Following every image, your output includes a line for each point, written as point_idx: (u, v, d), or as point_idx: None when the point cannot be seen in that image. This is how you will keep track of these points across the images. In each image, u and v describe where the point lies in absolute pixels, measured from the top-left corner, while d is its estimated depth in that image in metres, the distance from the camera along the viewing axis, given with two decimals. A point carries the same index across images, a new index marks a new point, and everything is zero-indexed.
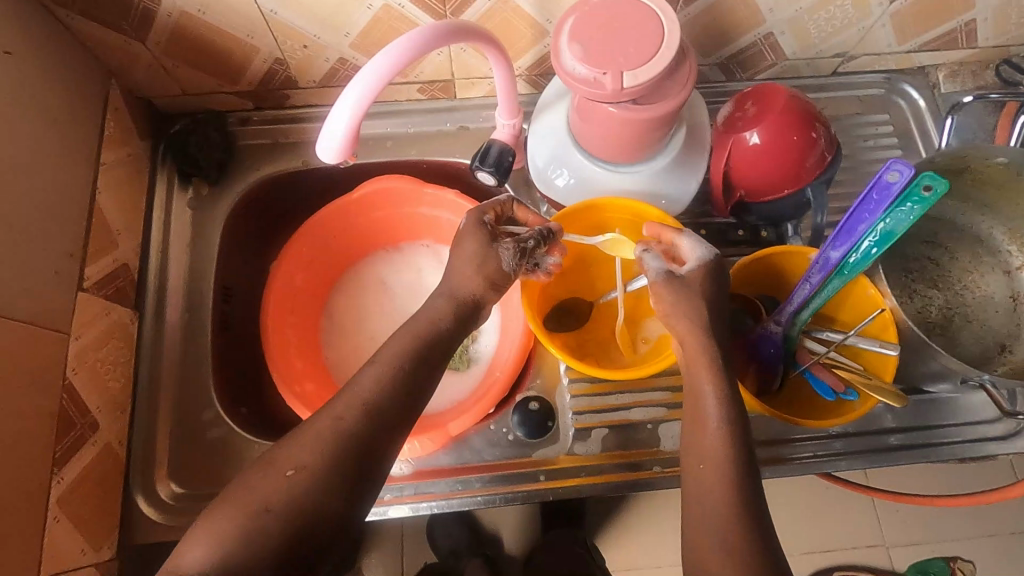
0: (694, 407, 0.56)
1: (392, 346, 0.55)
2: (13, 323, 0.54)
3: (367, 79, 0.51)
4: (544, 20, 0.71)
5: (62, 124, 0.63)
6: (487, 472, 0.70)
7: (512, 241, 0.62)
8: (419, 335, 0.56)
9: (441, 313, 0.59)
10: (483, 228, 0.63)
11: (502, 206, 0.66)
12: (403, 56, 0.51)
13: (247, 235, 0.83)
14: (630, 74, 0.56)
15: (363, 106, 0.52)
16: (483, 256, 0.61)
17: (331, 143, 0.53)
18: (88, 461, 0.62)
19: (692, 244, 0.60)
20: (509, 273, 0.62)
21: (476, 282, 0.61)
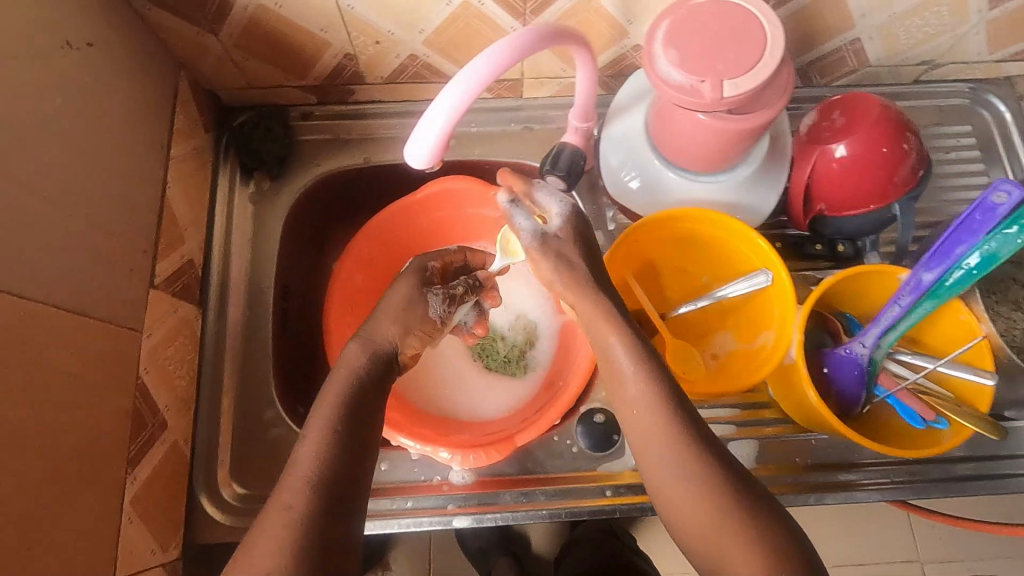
0: (621, 394, 0.55)
1: (334, 386, 0.52)
2: (95, 322, 0.53)
3: (465, 84, 0.48)
4: (625, 20, 0.68)
5: (139, 116, 0.62)
6: (550, 485, 0.69)
7: (443, 290, 0.65)
8: (352, 377, 0.53)
9: (356, 360, 0.55)
10: (424, 272, 0.66)
11: (449, 256, 0.70)
12: (499, 64, 0.49)
13: (306, 232, 0.82)
14: (730, 83, 0.54)
15: (456, 114, 0.50)
16: (412, 300, 0.62)
17: (422, 148, 0.51)
18: (157, 460, 0.61)
19: (549, 196, 0.61)
20: (436, 320, 0.64)
21: (395, 330, 0.59)
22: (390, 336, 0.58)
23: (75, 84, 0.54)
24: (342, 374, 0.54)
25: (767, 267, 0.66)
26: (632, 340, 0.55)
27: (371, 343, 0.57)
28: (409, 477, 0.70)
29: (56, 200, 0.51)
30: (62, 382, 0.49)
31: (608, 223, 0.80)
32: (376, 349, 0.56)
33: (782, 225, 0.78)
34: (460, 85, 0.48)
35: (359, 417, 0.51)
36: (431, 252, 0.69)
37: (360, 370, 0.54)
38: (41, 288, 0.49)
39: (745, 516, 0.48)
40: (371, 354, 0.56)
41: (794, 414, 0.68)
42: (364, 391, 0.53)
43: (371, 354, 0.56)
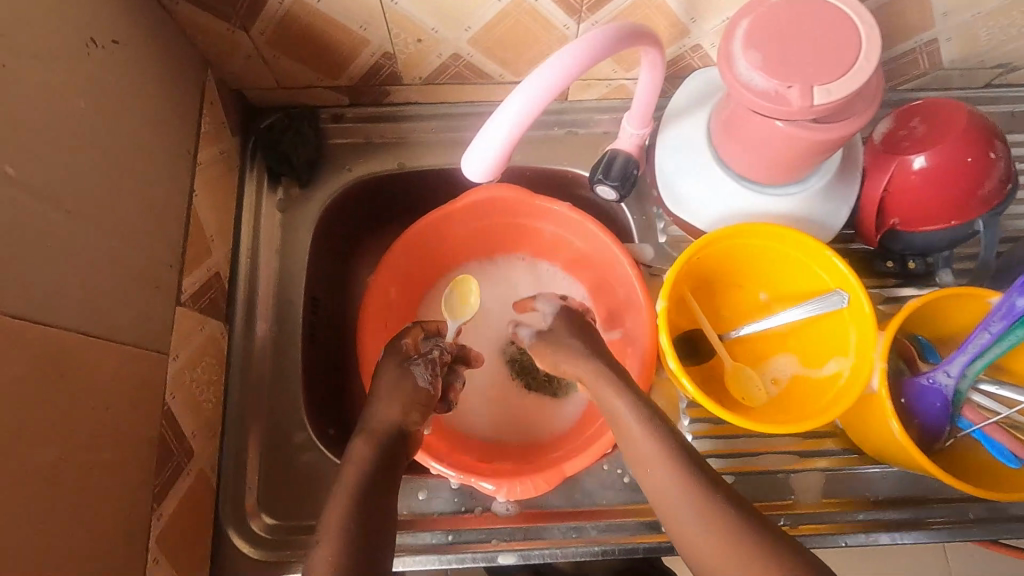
0: (632, 449, 0.54)
1: (348, 473, 0.51)
2: (120, 346, 0.49)
3: (535, 91, 0.44)
4: (688, 18, 0.63)
5: (165, 119, 0.57)
6: (601, 519, 0.64)
7: (424, 358, 0.59)
8: (364, 465, 0.51)
9: (364, 456, 0.52)
10: (400, 351, 0.60)
11: (416, 330, 0.63)
12: (573, 70, 0.45)
13: (337, 240, 0.77)
14: (821, 90, 0.49)
15: (522, 126, 0.46)
16: (398, 380, 0.56)
17: (483, 161, 0.47)
18: (183, 493, 0.57)
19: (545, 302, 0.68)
20: (431, 393, 0.57)
21: (395, 412, 0.55)
22: (393, 416, 0.55)
23: (99, 85, 0.49)
24: (353, 465, 0.51)
25: (842, 287, 0.60)
26: (631, 400, 0.55)
27: (373, 432, 0.54)
28: (449, 508, 0.66)
29: (81, 213, 0.46)
30: (85, 416, 0.45)
31: (659, 235, 0.74)
32: (379, 438, 0.54)
33: (848, 239, 0.73)
34: (528, 95, 0.44)
35: (366, 494, 0.49)
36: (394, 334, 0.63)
37: (369, 462, 0.52)
38: (64, 312, 0.44)
39: (777, 569, 0.44)
40: (377, 446, 0.53)
41: (866, 445, 0.63)
42: (371, 480, 0.50)
43: (376, 446, 0.53)
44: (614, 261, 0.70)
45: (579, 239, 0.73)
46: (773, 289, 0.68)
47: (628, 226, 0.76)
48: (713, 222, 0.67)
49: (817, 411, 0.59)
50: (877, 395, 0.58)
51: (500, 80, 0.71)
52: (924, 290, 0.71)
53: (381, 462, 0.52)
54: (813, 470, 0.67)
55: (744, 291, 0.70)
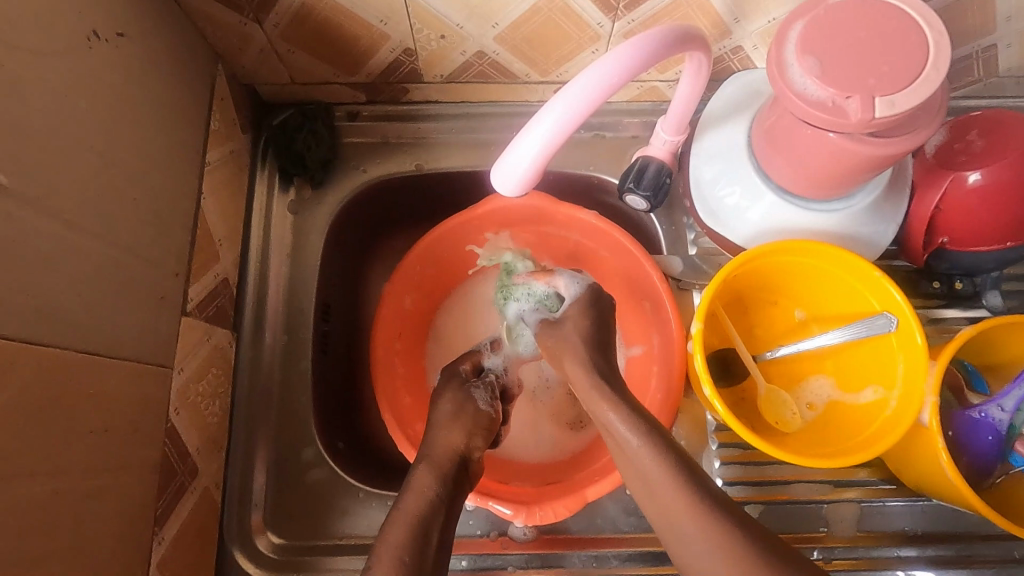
0: (641, 477, 0.47)
1: (408, 502, 0.48)
2: (122, 363, 0.46)
3: (579, 96, 0.42)
4: (731, 19, 0.59)
5: (173, 117, 0.53)
6: (623, 548, 0.62)
7: (484, 382, 0.63)
8: (427, 497, 0.49)
9: (428, 484, 0.50)
10: (460, 376, 0.63)
11: (475, 354, 0.66)
12: (626, 72, 0.42)
13: (350, 244, 0.73)
14: (884, 101, 0.45)
15: (559, 139, 0.43)
16: (462, 405, 0.59)
17: (519, 171, 0.45)
18: (187, 513, 0.54)
19: (568, 280, 0.65)
20: (491, 413, 0.60)
21: (459, 437, 0.56)
22: (454, 444, 0.55)
23: (102, 83, 0.46)
24: (416, 495, 0.49)
25: (892, 310, 0.56)
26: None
27: (436, 461, 0.53)
28: (464, 531, 0.63)
29: (80, 222, 0.43)
30: (83, 441, 0.42)
31: (690, 247, 0.70)
32: (444, 469, 0.52)
33: (890, 255, 0.68)
34: (568, 104, 0.42)
35: (427, 522, 0.47)
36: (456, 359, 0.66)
37: (434, 491, 0.50)
38: (62, 330, 0.41)
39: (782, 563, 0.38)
40: (442, 476, 0.52)
41: (906, 475, 0.60)
42: (435, 514, 0.48)
43: (441, 476, 0.52)
44: (644, 274, 0.66)
45: (606, 249, 0.69)
46: (812, 307, 0.64)
47: (657, 236, 0.72)
48: (749, 236, 0.63)
49: (862, 443, 0.56)
50: (929, 428, 0.54)
51: (526, 80, 0.67)
52: (967, 312, 0.67)
53: (447, 499, 0.50)
54: (847, 500, 0.63)
55: (781, 308, 0.66)
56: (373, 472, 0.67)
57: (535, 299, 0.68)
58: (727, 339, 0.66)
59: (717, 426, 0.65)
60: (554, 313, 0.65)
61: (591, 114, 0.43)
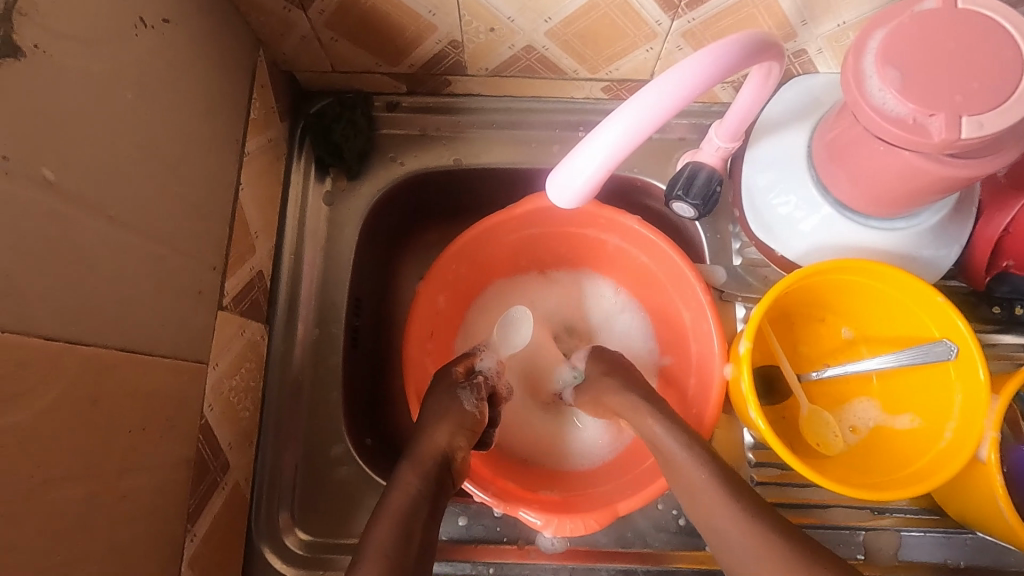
0: (686, 490, 0.50)
1: (395, 502, 0.50)
2: (159, 360, 0.45)
3: (642, 112, 0.41)
4: (799, 21, 0.55)
5: (215, 106, 0.52)
6: (653, 563, 0.61)
7: (471, 384, 0.61)
8: (410, 496, 0.50)
9: (411, 485, 0.51)
10: (448, 376, 0.61)
11: (469, 357, 0.65)
12: (692, 90, 0.41)
13: (381, 238, 0.72)
14: (971, 122, 0.42)
15: (621, 152, 0.43)
16: (446, 405, 0.58)
17: (578, 184, 0.44)
18: (219, 508, 0.54)
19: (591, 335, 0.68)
20: (473, 414, 0.59)
21: (443, 436, 0.55)
22: (437, 445, 0.55)
23: (148, 72, 0.44)
24: (402, 492, 0.51)
25: (953, 338, 0.54)
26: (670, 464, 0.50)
27: (420, 460, 0.53)
28: (490, 538, 0.62)
29: (123, 218, 0.42)
30: (120, 439, 0.41)
31: (734, 256, 0.68)
32: (426, 467, 0.53)
33: (947, 275, 0.65)
34: (632, 117, 0.41)
35: (411, 519, 0.49)
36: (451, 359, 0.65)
37: (417, 488, 0.51)
38: (103, 327, 0.40)
39: None
40: (426, 473, 0.53)
41: (954, 508, 0.58)
42: (419, 513, 0.49)
43: (424, 474, 0.52)
44: (686, 286, 0.64)
45: (647, 257, 0.67)
46: (861, 326, 0.62)
47: (700, 244, 0.70)
48: (802, 252, 0.60)
49: (912, 477, 0.54)
50: (986, 463, 0.52)
51: (573, 76, 0.65)
52: None
53: (429, 497, 0.51)
54: (887, 528, 0.61)
55: (828, 325, 0.63)
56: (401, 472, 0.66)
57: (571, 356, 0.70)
58: (771, 355, 0.64)
59: (754, 444, 0.63)
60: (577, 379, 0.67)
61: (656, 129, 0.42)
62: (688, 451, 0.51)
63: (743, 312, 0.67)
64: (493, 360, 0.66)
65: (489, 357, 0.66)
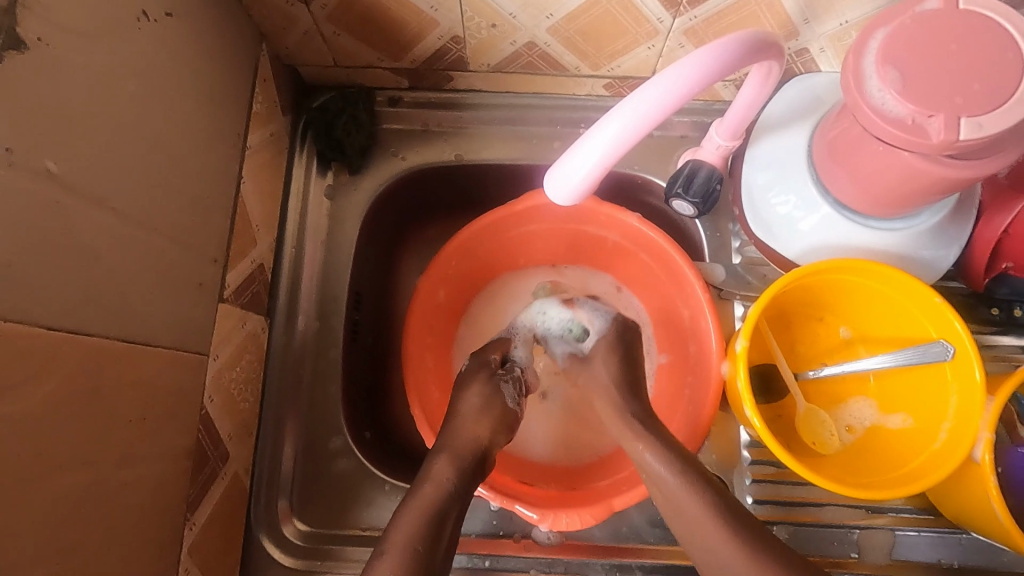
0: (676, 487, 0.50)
1: (426, 490, 0.51)
2: (160, 351, 0.45)
3: (641, 111, 0.41)
4: (801, 19, 0.55)
5: (217, 100, 0.52)
6: (648, 559, 0.61)
7: (511, 376, 0.63)
8: (444, 488, 0.51)
9: (445, 474, 0.52)
10: (487, 367, 0.62)
11: (505, 343, 0.66)
12: (690, 89, 0.41)
13: (382, 233, 0.72)
14: (970, 123, 0.42)
15: (621, 149, 0.43)
16: (491, 401, 0.59)
17: (576, 179, 0.45)
18: (219, 498, 0.55)
19: (592, 312, 0.67)
20: (516, 411, 0.61)
21: (482, 431, 0.57)
22: (477, 438, 0.56)
23: (150, 65, 0.44)
24: (436, 483, 0.51)
25: (949, 339, 0.54)
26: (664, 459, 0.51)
27: (456, 451, 0.54)
28: (487, 531, 0.63)
29: (125, 211, 0.42)
30: (121, 429, 0.42)
31: (734, 255, 0.68)
32: (463, 458, 0.54)
33: (946, 276, 0.64)
34: (633, 112, 0.41)
35: (443, 512, 0.50)
36: (486, 344, 0.66)
37: (452, 481, 0.52)
38: (104, 318, 0.40)
39: None
40: (460, 466, 0.53)
41: (948, 508, 0.58)
42: (451, 505, 0.51)
43: (458, 467, 0.53)
44: (685, 283, 0.64)
45: (646, 254, 0.67)
46: (859, 327, 0.62)
47: (700, 242, 0.70)
48: (802, 252, 0.60)
49: (906, 477, 0.54)
50: (980, 464, 0.52)
51: (576, 73, 0.65)
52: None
53: (460, 491, 0.52)
54: (881, 527, 0.61)
55: (826, 324, 0.63)
56: (399, 463, 0.67)
57: (560, 322, 0.68)
58: (769, 354, 0.64)
59: (750, 441, 0.63)
60: (583, 346, 0.66)
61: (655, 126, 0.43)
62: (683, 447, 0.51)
63: (741, 310, 0.67)
64: (526, 347, 0.68)
65: (521, 345, 0.68)
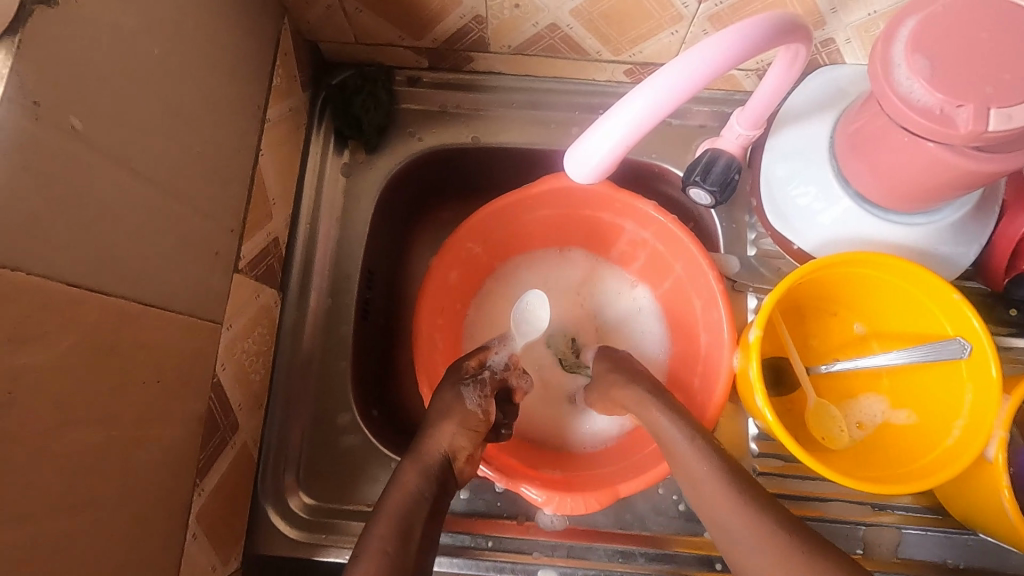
0: (686, 477, 0.50)
1: (392, 500, 0.50)
2: (176, 317, 0.46)
3: (658, 101, 0.42)
4: (828, 8, 0.54)
5: (239, 71, 0.52)
6: (652, 546, 0.61)
7: (476, 379, 0.60)
8: (409, 494, 0.51)
9: (410, 485, 0.52)
10: (454, 376, 0.60)
11: (483, 351, 0.63)
12: (706, 75, 0.41)
13: (396, 213, 0.72)
14: (999, 113, 0.41)
15: (640, 130, 0.43)
16: (449, 407, 0.56)
17: (595, 161, 0.46)
18: (227, 466, 0.55)
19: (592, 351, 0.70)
20: (478, 414, 0.57)
21: (444, 438, 0.54)
22: (440, 446, 0.54)
23: (176, 31, 0.44)
24: (402, 490, 0.51)
25: (966, 336, 0.53)
26: None
27: (422, 459, 0.54)
28: (491, 512, 0.63)
29: (147, 174, 0.42)
30: (136, 390, 0.42)
31: (749, 247, 0.67)
32: (427, 465, 0.53)
33: (965, 275, 0.64)
34: (648, 100, 0.42)
35: (410, 520, 0.49)
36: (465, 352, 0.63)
37: (418, 488, 0.51)
38: (123, 279, 0.41)
39: None
40: (426, 474, 0.53)
41: (956, 508, 0.58)
42: (417, 512, 0.50)
43: (426, 474, 0.53)
44: (698, 273, 0.63)
45: (658, 241, 0.67)
46: (873, 322, 0.61)
47: (714, 232, 0.69)
48: (819, 244, 0.60)
49: (916, 472, 0.54)
50: (993, 463, 0.52)
51: (596, 58, 0.64)
52: None
53: (428, 495, 0.51)
54: (887, 525, 0.61)
55: (839, 319, 0.63)
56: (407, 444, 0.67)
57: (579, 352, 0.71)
58: (780, 347, 0.64)
59: (759, 434, 0.63)
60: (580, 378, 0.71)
61: (673, 110, 0.43)
62: (697, 441, 0.51)
63: (754, 303, 0.67)
64: (505, 355, 0.64)
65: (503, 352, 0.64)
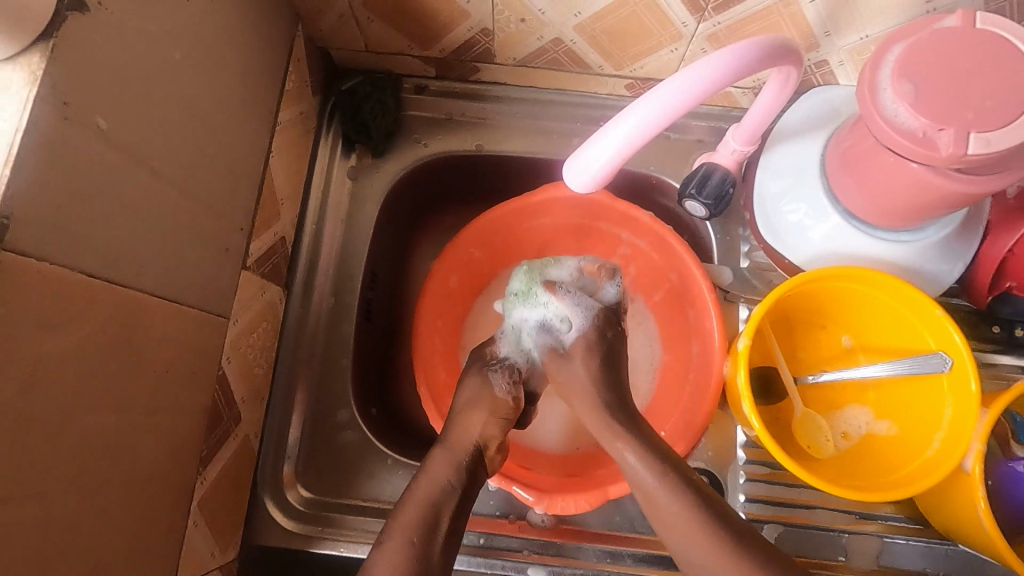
0: (652, 504, 0.52)
1: (421, 487, 0.52)
2: (186, 310, 0.47)
3: (660, 111, 0.43)
4: (822, 31, 0.56)
5: (253, 76, 0.54)
6: (640, 548, 0.62)
7: (502, 366, 0.63)
8: (441, 487, 0.52)
9: (442, 473, 0.53)
10: (479, 366, 0.63)
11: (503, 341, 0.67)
12: (700, 93, 0.44)
13: (400, 216, 0.74)
14: (979, 138, 0.43)
15: (637, 142, 0.45)
16: (481, 395, 0.60)
17: (592, 169, 0.47)
18: (229, 457, 0.57)
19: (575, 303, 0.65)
20: (508, 400, 0.61)
21: (477, 425, 0.58)
22: (470, 433, 0.57)
23: (195, 38, 0.46)
24: (432, 478, 0.53)
25: (948, 351, 0.55)
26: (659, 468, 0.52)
27: (455, 448, 0.56)
28: (484, 510, 0.65)
29: (164, 173, 0.44)
30: (145, 380, 0.44)
31: (742, 259, 0.69)
32: (461, 457, 0.55)
33: (950, 293, 0.65)
34: (649, 112, 0.44)
35: (437, 509, 0.51)
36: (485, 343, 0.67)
37: (449, 477, 0.53)
38: (138, 272, 0.42)
39: None
40: (458, 464, 0.54)
41: (937, 519, 0.59)
42: (446, 503, 0.52)
43: (458, 466, 0.54)
44: (691, 282, 0.65)
45: (654, 250, 0.69)
46: (860, 336, 0.63)
47: (709, 243, 0.71)
48: (809, 258, 0.61)
49: (897, 482, 0.55)
50: (970, 475, 0.53)
51: (599, 72, 0.66)
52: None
53: (460, 489, 0.53)
54: (869, 533, 0.62)
55: (828, 333, 0.65)
56: (404, 442, 0.69)
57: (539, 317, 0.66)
58: (770, 357, 0.65)
59: (746, 441, 0.65)
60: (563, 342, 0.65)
61: (669, 123, 0.45)
62: (667, 474, 0.52)
63: (746, 313, 0.69)
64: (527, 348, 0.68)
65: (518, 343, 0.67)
